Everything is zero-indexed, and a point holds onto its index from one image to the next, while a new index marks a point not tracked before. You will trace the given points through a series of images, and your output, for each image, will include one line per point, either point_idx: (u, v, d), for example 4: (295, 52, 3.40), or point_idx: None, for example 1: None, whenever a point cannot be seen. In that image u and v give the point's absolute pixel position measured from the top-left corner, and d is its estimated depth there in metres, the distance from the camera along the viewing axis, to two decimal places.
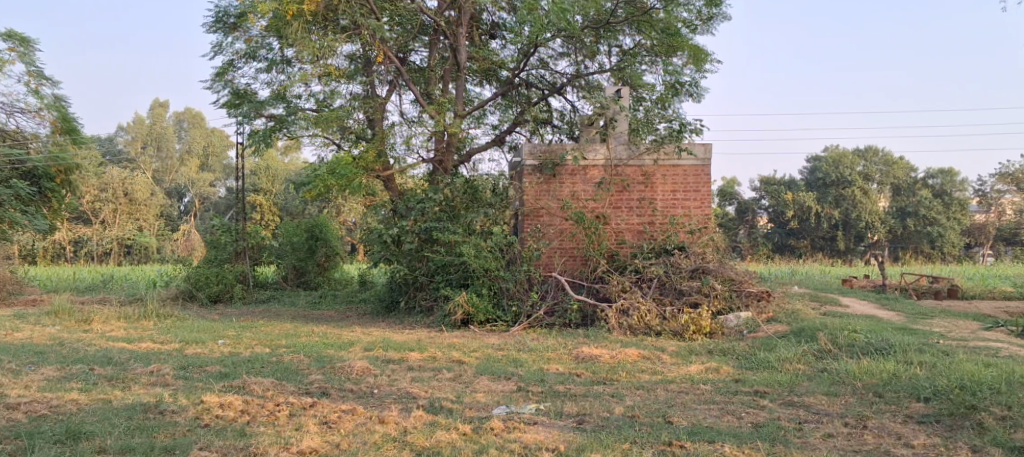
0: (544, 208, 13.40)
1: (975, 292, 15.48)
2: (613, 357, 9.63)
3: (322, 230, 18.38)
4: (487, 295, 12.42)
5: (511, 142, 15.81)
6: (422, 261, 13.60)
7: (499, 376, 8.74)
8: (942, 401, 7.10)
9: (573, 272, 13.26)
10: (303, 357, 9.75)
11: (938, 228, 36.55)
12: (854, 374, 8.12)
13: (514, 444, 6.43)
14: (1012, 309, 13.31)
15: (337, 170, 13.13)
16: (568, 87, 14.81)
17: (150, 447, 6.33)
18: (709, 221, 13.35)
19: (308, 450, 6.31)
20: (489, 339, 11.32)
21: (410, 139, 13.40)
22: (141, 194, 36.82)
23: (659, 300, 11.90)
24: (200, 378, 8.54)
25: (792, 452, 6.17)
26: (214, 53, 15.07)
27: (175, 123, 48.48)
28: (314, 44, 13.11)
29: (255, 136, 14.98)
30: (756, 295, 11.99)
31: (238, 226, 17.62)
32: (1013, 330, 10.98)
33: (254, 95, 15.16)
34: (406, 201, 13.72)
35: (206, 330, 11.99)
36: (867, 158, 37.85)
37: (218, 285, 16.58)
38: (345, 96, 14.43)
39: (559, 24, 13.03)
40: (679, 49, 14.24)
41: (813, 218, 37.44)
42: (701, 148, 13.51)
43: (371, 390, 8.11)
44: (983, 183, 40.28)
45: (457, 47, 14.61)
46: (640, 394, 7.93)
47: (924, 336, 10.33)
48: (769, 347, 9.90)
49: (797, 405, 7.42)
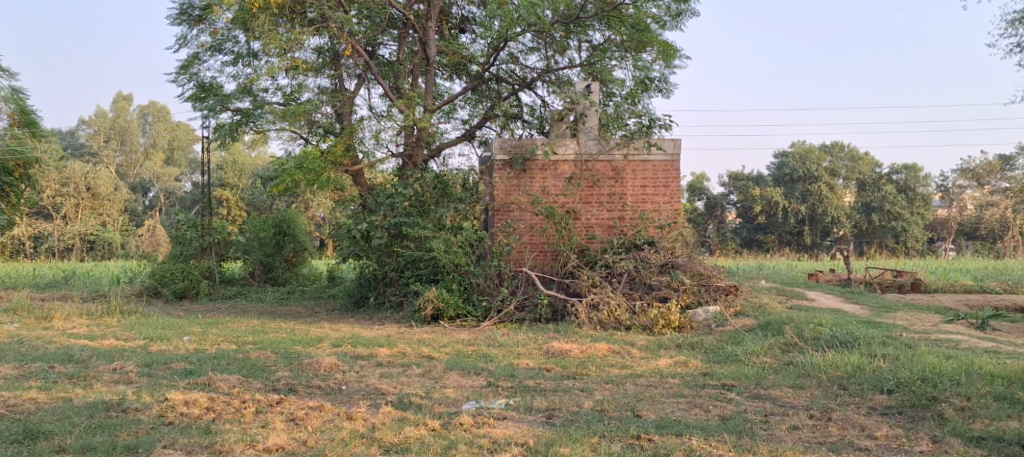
0: (515, 202, 13.39)
1: (937, 285, 15.78)
2: (582, 351, 9.67)
3: (290, 225, 18.25)
4: (457, 290, 12.42)
5: (481, 137, 15.79)
6: (392, 256, 13.56)
7: (469, 372, 8.72)
8: (904, 393, 7.22)
9: (543, 267, 13.28)
10: (270, 353, 9.65)
11: (902, 222, 37.21)
12: (819, 367, 8.24)
13: (483, 439, 6.42)
14: (973, 302, 13.62)
15: (306, 165, 12.96)
16: (538, 82, 14.79)
17: (112, 447, 6.22)
18: (678, 216, 13.44)
19: (274, 448, 6.25)
20: (459, 334, 11.31)
21: (379, 134, 13.30)
22: (104, 189, 36.20)
23: (629, 295, 11.95)
24: (164, 376, 8.40)
25: (758, 444, 6.23)
26: (179, 46, 14.84)
27: (139, 116, 47.57)
28: (281, 38, 12.91)
29: (221, 131, 14.80)
30: (724, 289, 12.05)
31: (203, 221, 17.38)
32: (974, 322, 11.20)
33: (220, 88, 14.96)
34: (375, 195, 13.57)
35: (171, 327, 11.84)
36: (833, 154, 38.62)
37: (183, 281, 16.40)
38: (313, 90, 14.29)
39: (529, 19, 13.03)
40: (647, 44, 14.41)
41: (780, 213, 37.96)
42: (671, 143, 13.59)
43: (339, 387, 8.05)
44: (945, 179, 41.08)
45: (425, 41, 14.53)
46: (609, 388, 7.96)
47: (887, 329, 10.51)
48: (737, 340, 10.00)
49: (764, 398, 7.50)
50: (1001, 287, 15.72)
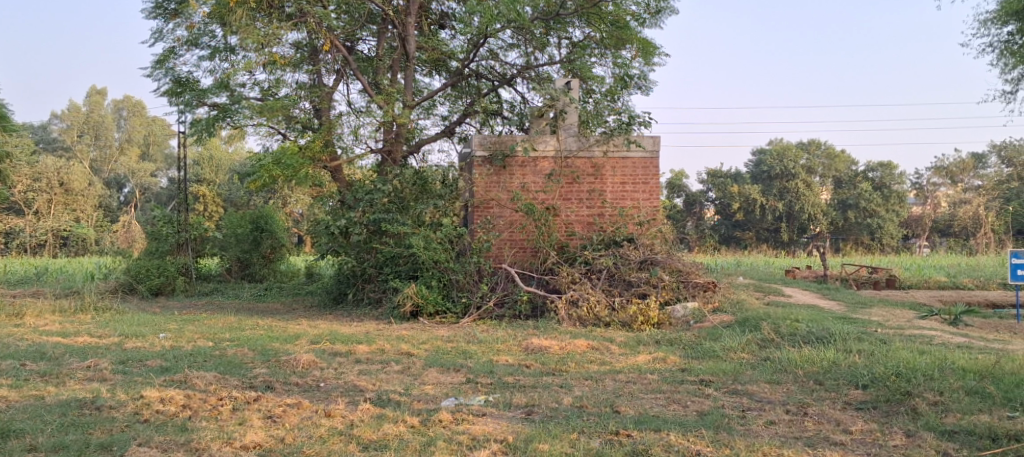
0: (494, 199, 13.39)
1: (911, 282, 16.00)
2: (562, 347, 9.69)
3: (267, 221, 18.15)
4: (436, 287, 12.39)
5: (461, 133, 15.76)
6: (371, 253, 13.53)
7: (448, 368, 8.70)
8: (879, 388, 7.31)
9: (523, 263, 13.27)
10: (247, 350, 9.58)
11: (878, 219, 37.57)
12: (795, 363, 8.32)
13: (463, 436, 6.41)
14: (947, 298, 13.83)
15: (283, 161, 12.86)
16: (518, 78, 14.78)
17: (85, 445, 6.15)
18: (657, 213, 13.51)
19: (251, 445, 6.20)
20: (438, 331, 11.30)
21: (358, 130, 13.23)
22: (77, 185, 35.83)
23: (608, 291, 12.00)
24: (139, 373, 8.30)
25: (735, 439, 6.27)
26: (154, 40, 14.66)
27: (113, 111, 47.04)
28: (258, 33, 12.78)
29: (198, 126, 14.69)
30: (703, 285, 12.13)
31: (180, 217, 17.27)
32: (947, 318, 11.37)
33: (197, 83, 14.80)
34: (354, 192, 13.48)
35: (146, 323, 11.73)
36: (810, 151, 38.94)
37: (159, 277, 16.18)
38: (290, 85, 14.19)
39: (509, 15, 13.02)
40: (627, 42, 14.46)
41: (758, 210, 38.33)
42: (650, 140, 13.64)
43: (318, 384, 8.00)
44: (920, 177, 41.56)
45: (405, 36, 14.44)
46: (588, 384, 7.99)
47: (862, 325, 10.64)
48: (715, 336, 10.07)
49: (741, 393, 7.56)
50: (974, 283, 15.95)
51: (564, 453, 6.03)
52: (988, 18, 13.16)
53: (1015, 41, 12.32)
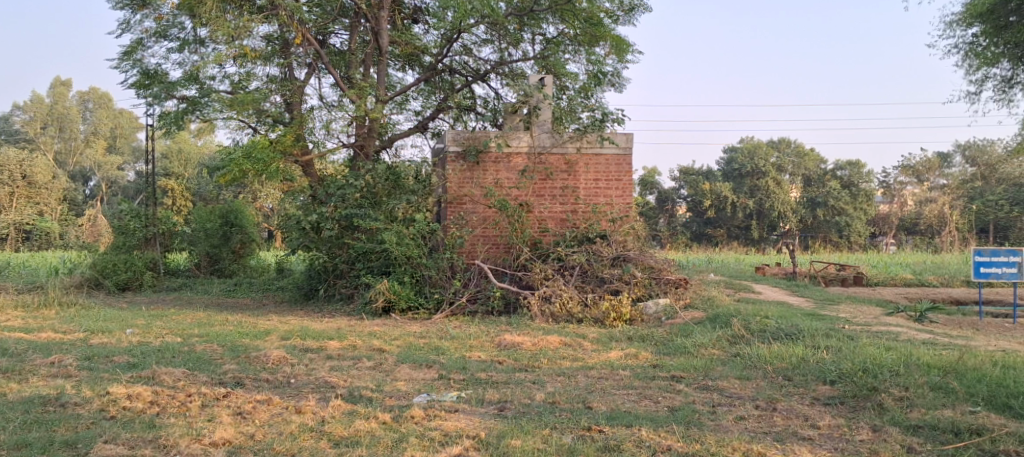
0: (467, 195, 13.38)
1: (878, 279, 16.28)
2: (534, 344, 9.70)
3: (237, 216, 17.98)
4: (409, 283, 12.33)
5: (434, 129, 15.71)
6: (343, 248, 13.41)
7: (421, 365, 8.67)
8: (846, 383, 7.41)
9: (496, 259, 13.28)
10: (217, 346, 9.48)
11: (846, 217, 38.02)
12: (765, 359, 8.41)
13: (435, 432, 6.40)
14: (913, 295, 14.04)
15: (254, 155, 12.72)
16: (491, 74, 14.72)
17: (49, 442, 6.05)
18: (630, 210, 13.57)
19: (220, 442, 6.14)
20: (411, 327, 11.27)
21: (330, 124, 13.12)
22: (41, 177, 35.41)
23: (581, 287, 12.02)
24: (106, 369, 8.17)
25: (705, 434, 6.32)
26: (121, 31, 14.42)
27: (79, 103, 46.23)
28: (229, 25, 12.66)
29: (167, 119, 14.50)
30: (675, 282, 12.22)
31: (148, 211, 17.09)
32: (913, 315, 11.57)
33: (165, 76, 14.58)
34: (326, 186, 13.39)
35: (112, 319, 11.56)
36: (780, 149, 39.72)
37: (126, 272, 16.00)
38: (261, 78, 14.05)
39: (483, 11, 13.01)
40: (600, 39, 14.42)
41: (728, 207, 38.76)
42: (623, 137, 13.70)
43: (288, 380, 7.94)
44: (887, 176, 42.22)
45: (378, 31, 14.32)
46: (561, 381, 8.01)
47: (830, 321, 10.79)
48: (686, 333, 10.16)
49: (711, 389, 7.63)
50: (939, 280, 16.25)
51: (536, 449, 6.03)
52: (954, 20, 13.36)
53: (979, 43, 12.52)
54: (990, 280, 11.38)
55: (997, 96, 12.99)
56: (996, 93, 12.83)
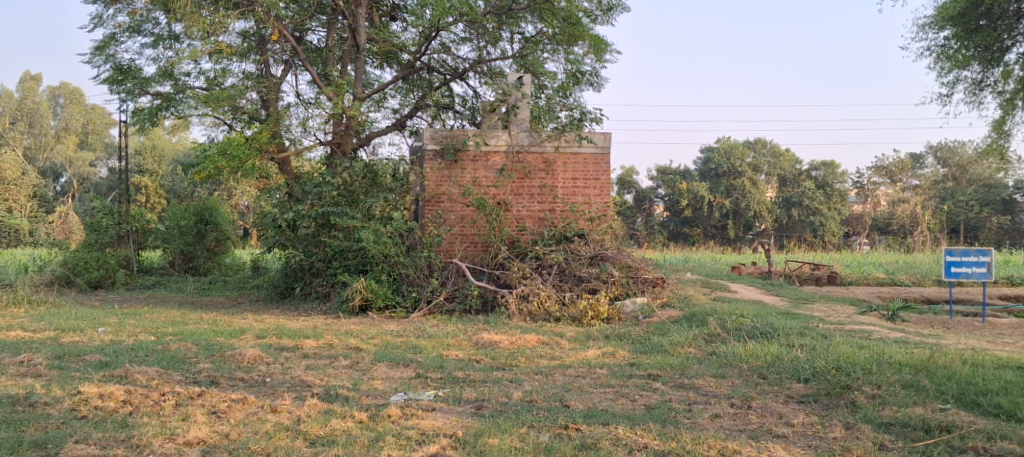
0: (445, 193, 13.37)
1: (851, 278, 16.47)
2: (512, 343, 9.69)
3: (212, 213, 17.84)
4: (386, 281, 12.28)
5: (412, 127, 15.67)
6: (319, 247, 13.33)
7: (398, 363, 8.64)
8: (820, 382, 7.49)
9: (473, 258, 13.27)
10: (191, 345, 9.39)
11: (820, 217, 38.43)
12: (740, 358, 8.47)
13: (412, 430, 6.38)
14: (886, 295, 14.23)
15: (229, 151, 12.60)
16: (470, 72, 14.71)
17: (18, 442, 5.96)
18: (608, 209, 13.61)
19: (195, 441, 6.08)
20: (388, 326, 11.22)
21: (307, 121, 13.04)
22: (10, 173, 34.91)
23: (559, 286, 12.04)
24: (77, 368, 8.06)
25: (681, 432, 6.36)
26: (94, 26, 14.22)
27: (49, 98, 45.52)
28: (204, 21, 12.59)
29: (140, 115, 14.33)
30: (651, 281, 12.29)
31: (120, 208, 17.06)
32: (885, 314, 11.71)
33: (139, 71, 14.41)
34: (303, 184, 13.29)
35: (84, 317, 11.41)
36: (757, 149, 40.07)
37: (98, 270, 15.78)
38: (237, 75, 13.93)
39: (461, 9, 12.99)
40: (579, 38, 14.38)
41: (705, 207, 39.02)
42: (601, 136, 13.75)
43: (263, 379, 7.87)
44: (861, 176, 42.66)
45: (355, 28, 14.24)
46: (538, 379, 8.01)
47: (805, 320, 10.90)
48: (663, 331, 10.21)
49: (687, 387, 7.68)
50: (910, 280, 16.47)
51: (512, 447, 6.03)
52: (926, 23, 13.48)
53: (950, 46, 12.63)
54: (960, 279, 11.55)
55: (967, 98, 13.17)
56: (967, 95, 13.01)
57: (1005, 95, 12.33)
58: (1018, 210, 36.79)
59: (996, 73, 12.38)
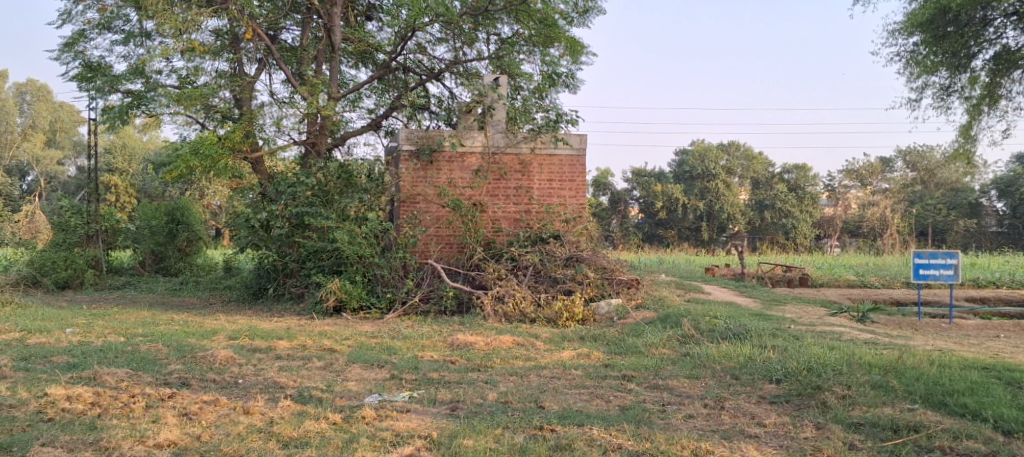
0: (420, 194, 13.33)
1: (823, 280, 16.68)
2: (487, 343, 9.71)
3: (184, 213, 17.63)
4: (360, 282, 12.23)
5: (387, 127, 15.62)
6: (293, 247, 13.25)
7: (372, 365, 8.60)
8: (792, 382, 7.57)
9: (449, 259, 13.25)
10: (161, 346, 9.26)
11: (792, 220, 38.62)
12: (713, 358, 8.55)
13: (386, 432, 6.35)
14: (855, 295, 14.51)
15: (201, 151, 12.44)
16: (446, 73, 14.68)
17: None
18: (583, 211, 13.64)
19: (165, 443, 6.01)
20: (362, 327, 11.17)
21: (281, 121, 12.94)
22: None
23: (534, 287, 12.05)
24: (44, 370, 7.93)
25: (655, 433, 6.39)
26: (63, 22, 14.01)
27: (15, 95, 44.71)
28: (176, 18, 12.40)
29: (110, 113, 14.14)
30: (626, 282, 12.36)
31: (89, 207, 16.75)
32: (856, 315, 11.89)
33: (109, 68, 14.23)
34: (276, 184, 13.18)
35: (52, 318, 11.24)
36: (730, 152, 40.49)
37: (66, 270, 15.52)
38: (210, 73, 13.79)
39: (437, 9, 12.96)
40: (555, 40, 14.42)
41: (679, 209, 39.29)
42: (577, 138, 13.78)
43: (235, 381, 7.80)
44: (833, 179, 43.17)
45: (330, 27, 14.16)
46: (513, 380, 8.02)
47: (777, 322, 11.01)
48: (637, 332, 10.28)
49: (662, 388, 7.72)
50: (880, 282, 16.69)
51: (487, 448, 6.04)
52: (895, 29, 13.66)
53: (919, 51, 12.79)
54: (929, 281, 11.74)
55: (936, 103, 13.37)
56: (935, 100, 13.21)
57: (972, 100, 12.54)
58: (983, 213, 37.54)
59: (963, 79, 12.59)
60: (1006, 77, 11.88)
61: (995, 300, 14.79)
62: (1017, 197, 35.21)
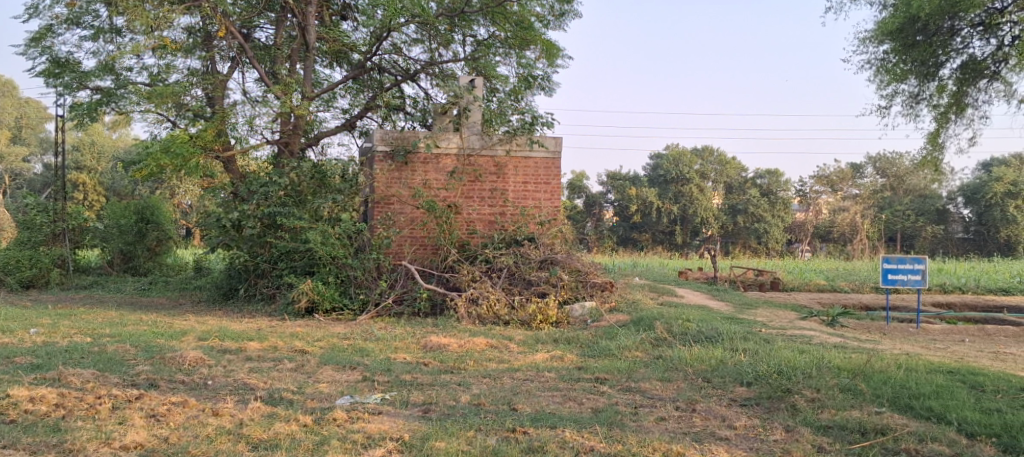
0: (395, 195, 13.25)
1: (794, 285, 16.90)
2: (461, 345, 9.68)
3: (153, 213, 17.41)
4: (333, 283, 12.16)
5: (362, 128, 15.56)
6: (265, 247, 13.12)
7: (344, 366, 8.55)
8: (762, 385, 7.63)
9: (423, 261, 13.19)
10: (128, 347, 9.13)
11: (764, 224, 39.12)
12: (686, 361, 8.60)
13: (357, 434, 6.30)
14: (825, 299, 14.72)
15: (172, 149, 12.25)
16: (422, 74, 14.64)
17: None
18: (558, 213, 13.67)
19: (132, 445, 5.91)
20: (335, 328, 11.10)
21: (254, 120, 12.81)
22: None
23: (508, 290, 12.05)
24: (6, 371, 7.78)
25: (627, 435, 6.41)
26: (30, 17, 13.75)
27: None
28: (148, 15, 12.22)
29: (79, 109, 13.90)
30: (600, 285, 12.44)
31: (56, 205, 16.46)
32: (825, 319, 12.04)
33: (78, 64, 13.98)
34: (249, 183, 13.07)
35: (17, 317, 11.04)
36: (703, 157, 40.73)
37: (31, 269, 15.22)
38: (182, 71, 13.63)
39: (413, 10, 12.92)
40: (531, 42, 14.45)
41: (654, 212, 39.49)
42: (553, 141, 13.79)
43: (205, 382, 7.70)
44: (804, 184, 43.72)
45: (305, 26, 14.06)
46: (486, 382, 8.01)
47: (748, 326, 11.12)
48: (610, 335, 10.32)
49: (634, 390, 7.75)
50: (849, 287, 16.91)
51: (459, 450, 6.02)
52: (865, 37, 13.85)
53: (888, 59, 12.99)
54: (898, 285, 11.90)
55: (905, 110, 13.57)
56: (904, 108, 13.40)
57: (939, 108, 12.76)
58: (950, 219, 38.05)
59: (931, 87, 12.80)
60: (973, 86, 12.10)
61: (961, 305, 15.07)
62: (983, 204, 35.78)
